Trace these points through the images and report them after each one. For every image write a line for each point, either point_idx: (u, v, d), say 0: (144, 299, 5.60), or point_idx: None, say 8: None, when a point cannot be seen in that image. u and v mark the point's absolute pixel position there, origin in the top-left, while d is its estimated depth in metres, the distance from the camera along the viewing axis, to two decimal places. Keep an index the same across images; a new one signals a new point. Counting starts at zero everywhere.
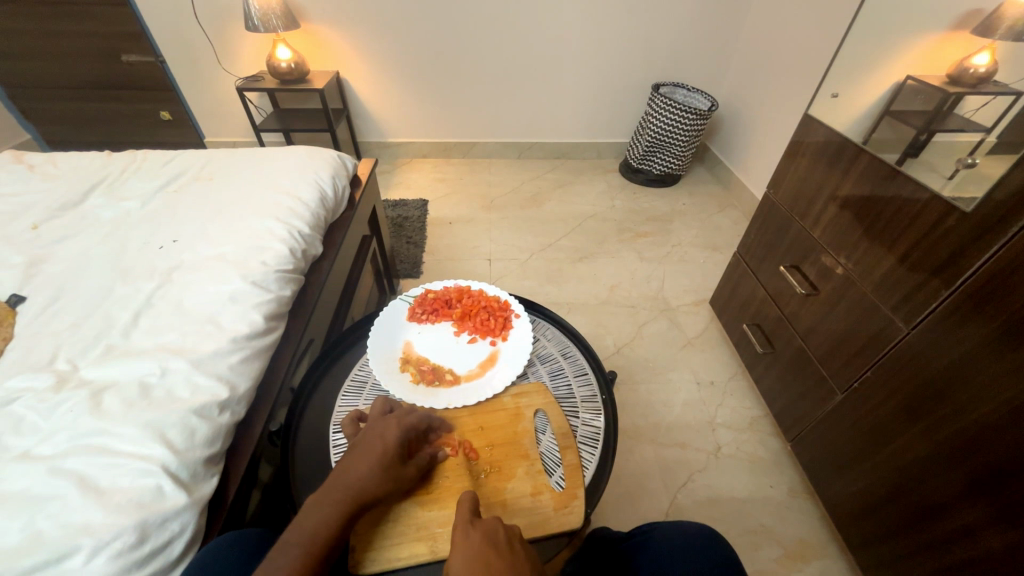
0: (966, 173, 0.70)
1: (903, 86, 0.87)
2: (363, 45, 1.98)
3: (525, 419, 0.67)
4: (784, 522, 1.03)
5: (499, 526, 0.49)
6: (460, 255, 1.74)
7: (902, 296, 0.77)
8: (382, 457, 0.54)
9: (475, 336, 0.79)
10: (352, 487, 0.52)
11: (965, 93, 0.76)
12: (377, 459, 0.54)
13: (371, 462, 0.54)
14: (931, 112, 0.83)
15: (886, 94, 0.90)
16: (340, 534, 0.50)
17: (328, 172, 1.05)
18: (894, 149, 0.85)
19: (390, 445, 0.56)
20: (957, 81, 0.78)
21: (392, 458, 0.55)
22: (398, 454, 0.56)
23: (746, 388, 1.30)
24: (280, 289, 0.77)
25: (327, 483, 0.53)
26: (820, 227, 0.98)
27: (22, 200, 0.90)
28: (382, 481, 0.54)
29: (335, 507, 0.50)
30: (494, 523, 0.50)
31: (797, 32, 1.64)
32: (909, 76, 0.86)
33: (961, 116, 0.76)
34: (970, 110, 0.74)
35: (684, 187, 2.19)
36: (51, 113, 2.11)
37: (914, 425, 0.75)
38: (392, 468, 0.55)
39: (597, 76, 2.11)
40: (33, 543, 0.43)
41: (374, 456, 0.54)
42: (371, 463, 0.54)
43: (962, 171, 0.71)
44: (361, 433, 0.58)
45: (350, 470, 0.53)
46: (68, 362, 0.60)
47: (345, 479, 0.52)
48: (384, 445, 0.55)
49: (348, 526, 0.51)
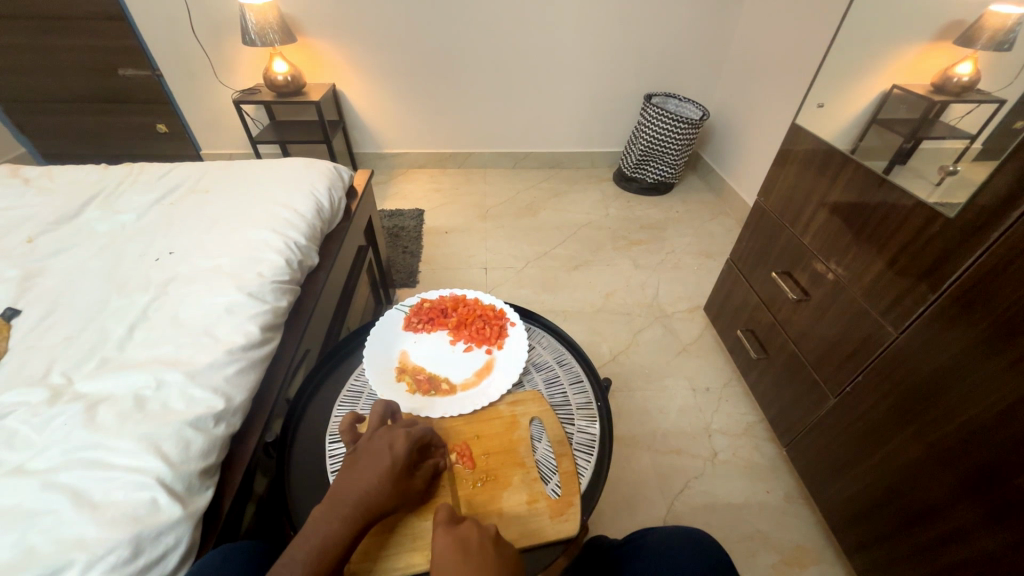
0: (952, 179, 0.71)
1: (889, 95, 0.90)
2: (359, 58, 2.00)
3: (521, 427, 0.67)
4: (781, 528, 1.03)
5: (472, 532, 0.49)
6: (456, 265, 1.75)
7: (893, 300, 0.78)
8: (390, 467, 0.54)
9: (471, 345, 0.80)
10: (361, 502, 0.52)
11: (950, 101, 0.78)
12: (383, 470, 0.54)
13: (380, 473, 0.54)
14: (918, 120, 0.86)
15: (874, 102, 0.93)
16: (347, 547, 0.49)
17: (325, 184, 1.06)
18: (882, 156, 0.88)
19: (398, 455, 0.56)
20: (942, 90, 0.80)
21: (400, 468, 0.55)
22: (405, 465, 0.56)
23: (742, 394, 1.30)
24: (276, 300, 0.78)
25: (333, 495, 0.52)
26: (810, 233, 1.00)
27: (17, 213, 0.90)
28: (388, 493, 0.54)
29: (342, 521, 0.50)
30: (467, 529, 0.49)
31: (785, 44, 1.68)
32: (895, 86, 0.88)
33: (947, 124, 0.78)
34: (955, 118, 0.76)
35: (677, 194, 2.22)
36: (47, 127, 2.11)
37: (904, 431, 0.76)
38: (398, 480, 0.55)
39: (590, 87, 2.14)
40: (27, 557, 0.43)
41: (382, 467, 0.54)
42: (378, 475, 0.53)
43: (947, 178, 0.73)
44: (366, 443, 0.57)
45: (358, 480, 0.53)
46: (62, 375, 0.60)
47: (351, 491, 0.52)
48: (392, 456, 0.55)
49: (352, 541, 0.50)
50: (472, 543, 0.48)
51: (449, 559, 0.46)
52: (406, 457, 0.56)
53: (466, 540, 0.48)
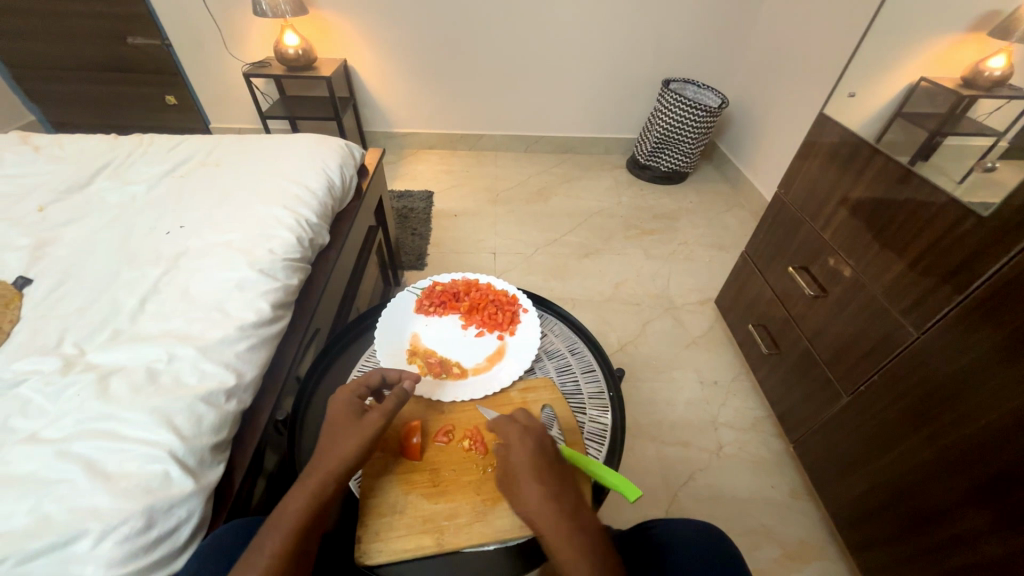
0: (979, 178, 0.70)
1: (915, 88, 0.88)
2: (371, 33, 1.95)
3: (532, 414, 0.64)
4: (784, 523, 1.03)
5: (544, 432, 0.56)
6: (466, 249, 1.73)
7: (915, 300, 0.76)
8: (369, 435, 0.54)
9: (482, 330, 0.78)
10: (322, 452, 0.52)
11: (978, 96, 0.77)
12: (335, 421, 0.55)
13: (358, 441, 0.53)
14: (943, 115, 0.84)
15: (898, 97, 0.90)
16: (324, 514, 0.49)
17: (336, 161, 1.04)
18: (905, 150, 0.84)
19: (344, 407, 0.56)
20: (972, 84, 0.78)
21: (378, 435, 0.55)
22: (355, 411, 0.56)
23: (750, 389, 1.29)
24: (287, 277, 0.77)
25: (311, 463, 0.52)
26: (830, 229, 0.97)
27: (28, 181, 0.90)
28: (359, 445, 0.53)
29: (315, 475, 0.50)
30: (540, 430, 0.56)
31: (812, 30, 1.61)
32: (922, 79, 0.86)
33: (974, 120, 0.77)
34: (982, 114, 0.75)
35: (691, 184, 2.18)
36: (57, 94, 2.10)
37: (916, 434, 0.75)
38: (354, 425, 0.55)
39: (607, 70, 2.08)
40: (41, 525, 0.43)
41: (332, 421, 0.55)
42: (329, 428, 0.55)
43: (978, 175, 0.71)
44: (341, 407, 0.56)
45: (337, 447, 0.53)
46: (74, 346, 0.60)
47: (330, 460, 0.51)
48: (339, 407, 0.57)
49: (328, 507, 0.50)
50: (543, 441, 0.55)
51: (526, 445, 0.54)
52: (385, 424, 0.56)
53: (539, 438, 0.55)
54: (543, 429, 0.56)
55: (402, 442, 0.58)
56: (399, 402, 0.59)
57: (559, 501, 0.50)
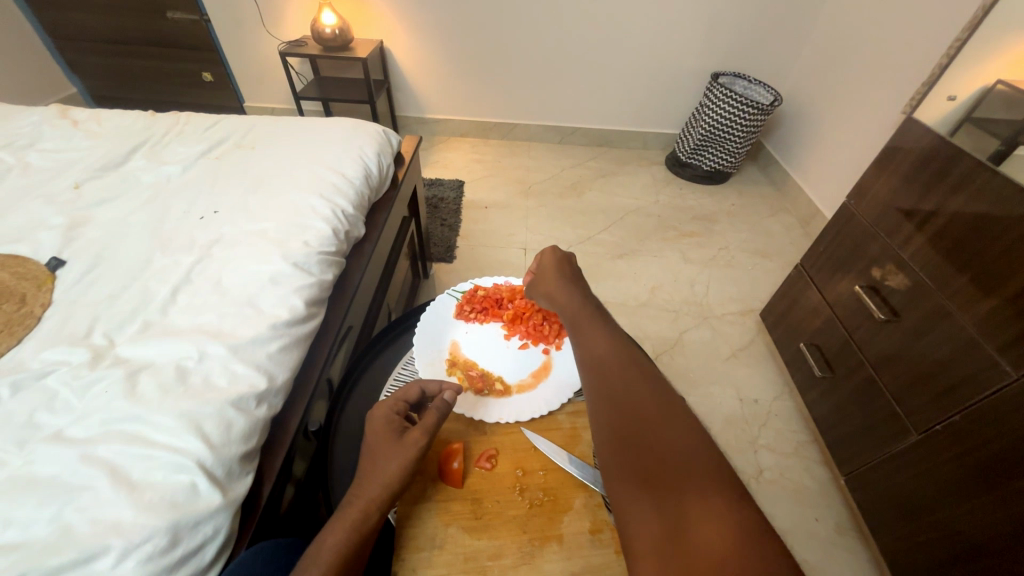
0: None
1: (989, 91, 0.84)
2: (409, 14, 1.89)
3: (581, 443, 0.58)
4: (828, 560, 0.96)
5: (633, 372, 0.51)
6: (496, 242, 1.68)
7: (1016, 337, 0.68)
8: (411, 457, 0.50)
9: (526, 342, 0.74)
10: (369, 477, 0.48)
11: None
12: (381, 441, 0.51)
13: (400, 463, 0.49)
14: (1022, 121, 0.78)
15: (971, 99, 0.86)
16: (365, 547, 0.45)
17: (374, 149, 0.99)
18: (981, 150, 0.79)
19: (388, 427, 0.52)
20: None
21: (421, 456, 0.51)
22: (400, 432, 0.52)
23: (794, 411, 1.21)
24: (321, 273, 0.73)
25: (354, 489, 0.48)
26: (910, 248, 0.88)
27: (65, 157, 0.88)
28: (400, 468, 0.49)
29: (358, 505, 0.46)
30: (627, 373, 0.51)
31: (886, 21, 1.46)
32: (999, 81, 0.83)
33: None
34: None
35: (733, 185, 2.07)
36: (98, 67, 2.11)
37: (1003, 488, 0.67)
38: (400, 447, 0.50)
39: (653, 60, 1.97)
40: (63, 538, 0.41)
41: (379, 440, 0.51)
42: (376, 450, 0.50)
43: None
44: (380, 426, 0.52)
45: (379, 469, 0.49)
46: (104, 336, 0.58)
47: (372, 484, 0.48)
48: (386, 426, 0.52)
49: (371, 539, 0.46)
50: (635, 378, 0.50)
51: (622, 381, 0.50)
52: (426, 443, 0.51)
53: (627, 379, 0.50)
54: (631, 369, 0.51)
55: (442, 466, 0.54)
56: (440, 416, 0.54)
57: (659, 417, 0.45)
